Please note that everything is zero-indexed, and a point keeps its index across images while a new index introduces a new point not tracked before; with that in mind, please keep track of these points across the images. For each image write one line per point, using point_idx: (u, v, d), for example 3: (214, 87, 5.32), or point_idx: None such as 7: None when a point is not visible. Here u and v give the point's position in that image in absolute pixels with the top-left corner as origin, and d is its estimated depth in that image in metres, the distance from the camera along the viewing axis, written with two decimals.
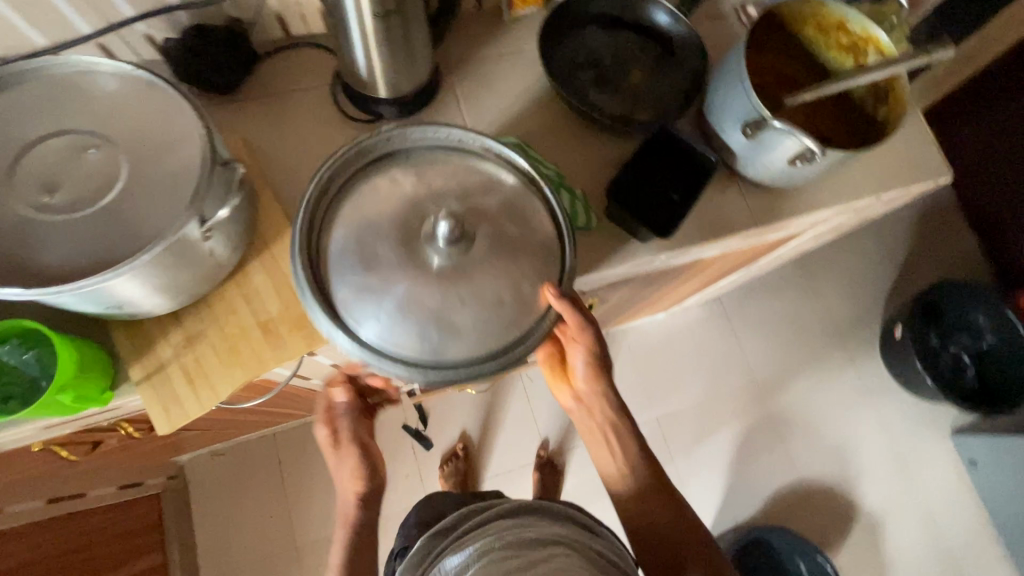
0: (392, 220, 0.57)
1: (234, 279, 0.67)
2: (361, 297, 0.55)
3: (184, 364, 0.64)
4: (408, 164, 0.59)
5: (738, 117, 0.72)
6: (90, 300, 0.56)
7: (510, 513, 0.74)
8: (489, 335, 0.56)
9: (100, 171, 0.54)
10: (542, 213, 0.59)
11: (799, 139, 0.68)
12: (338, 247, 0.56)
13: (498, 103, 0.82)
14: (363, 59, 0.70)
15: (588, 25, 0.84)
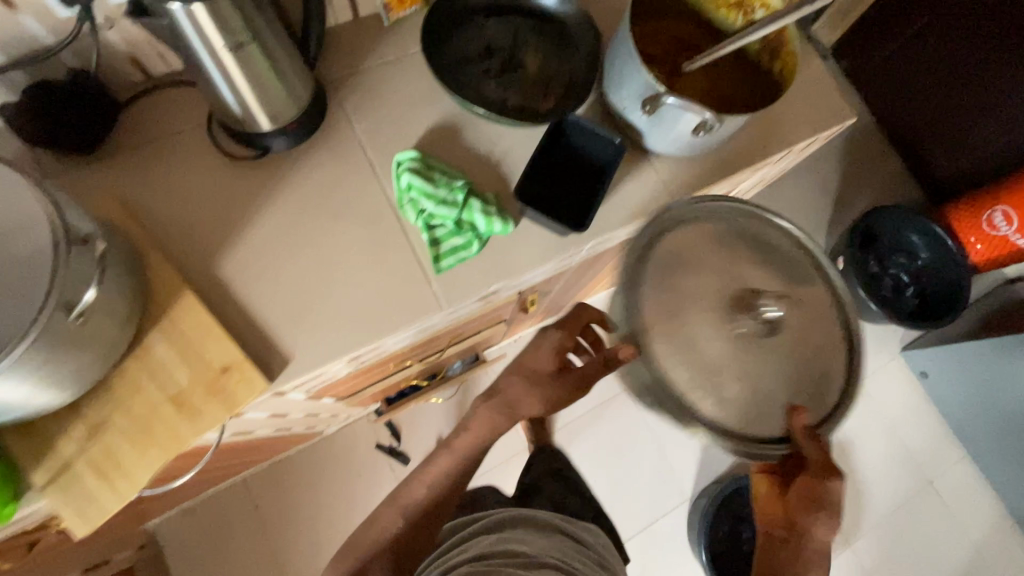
0: (699, 291, 0.66)
1: (132, 356, 0.62)
2: (673, 319, 0.65)
3: (92, 456, 0.59)
4: (753, 242, 0.68)
5: (636, 95, 0.70)
6: None
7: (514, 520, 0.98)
8: (731, 405, 0.64)
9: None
10: (809, 353, 0.67)
11: (696, 113, 0.66)
12: (663, 269, 0.67)
13: (393, 114, 0.78)
14: (229, 96, 0.64)
15: (474, 18, 0.80)
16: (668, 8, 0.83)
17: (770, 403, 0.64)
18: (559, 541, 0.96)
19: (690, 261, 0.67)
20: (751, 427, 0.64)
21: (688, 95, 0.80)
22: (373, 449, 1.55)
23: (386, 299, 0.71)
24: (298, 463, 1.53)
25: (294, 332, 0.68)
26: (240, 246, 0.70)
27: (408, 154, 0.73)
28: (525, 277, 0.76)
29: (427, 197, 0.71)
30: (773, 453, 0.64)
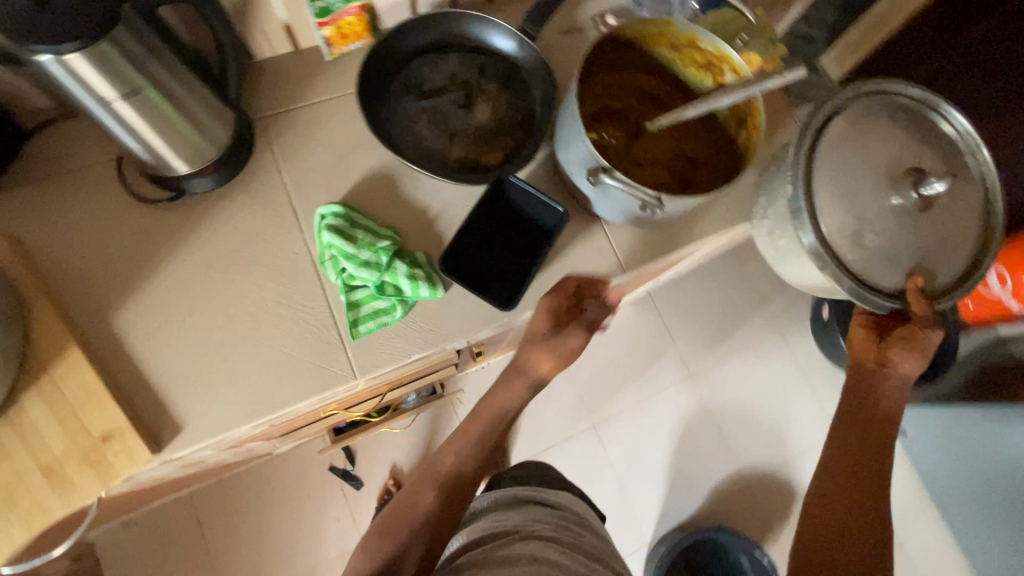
0: (867, 157, 0.63)
1: (7, 417, 0.58)
2: (838, 184, 0.62)
3: None
4: (919, 125, 0.65)
5: (581, 163, 0.65)
6: None
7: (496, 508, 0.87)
8: (876, 264, 0.62)
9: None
10: (956, 225, 0.64)
11: (637, 193, 0.62)
12: (838, 137, 0.63)
13: (326, 158, 0.72)
14: (130, 142, 0.59)
15: (422, 59, 0.74)
16: (631, 60, 0.77)
17: (897, 261, 0.62)
18: (539, 515, 0.84)
19: (868, 132, 0.64)
20: (878, 279, 0.62)
21: (649, 158, 0.74)
22: (324, 471, 1.50)
23: (296, 366, 0.66)
24: (245, 481, 1.48)
25: (191, 399, 0.63)
26: (142, 298, 0.65)
27: (331, 208, 0.68)
28: (452, 345, 0.70)
29: (346, 258, 0.65)
30: (886, 304, 0.62)
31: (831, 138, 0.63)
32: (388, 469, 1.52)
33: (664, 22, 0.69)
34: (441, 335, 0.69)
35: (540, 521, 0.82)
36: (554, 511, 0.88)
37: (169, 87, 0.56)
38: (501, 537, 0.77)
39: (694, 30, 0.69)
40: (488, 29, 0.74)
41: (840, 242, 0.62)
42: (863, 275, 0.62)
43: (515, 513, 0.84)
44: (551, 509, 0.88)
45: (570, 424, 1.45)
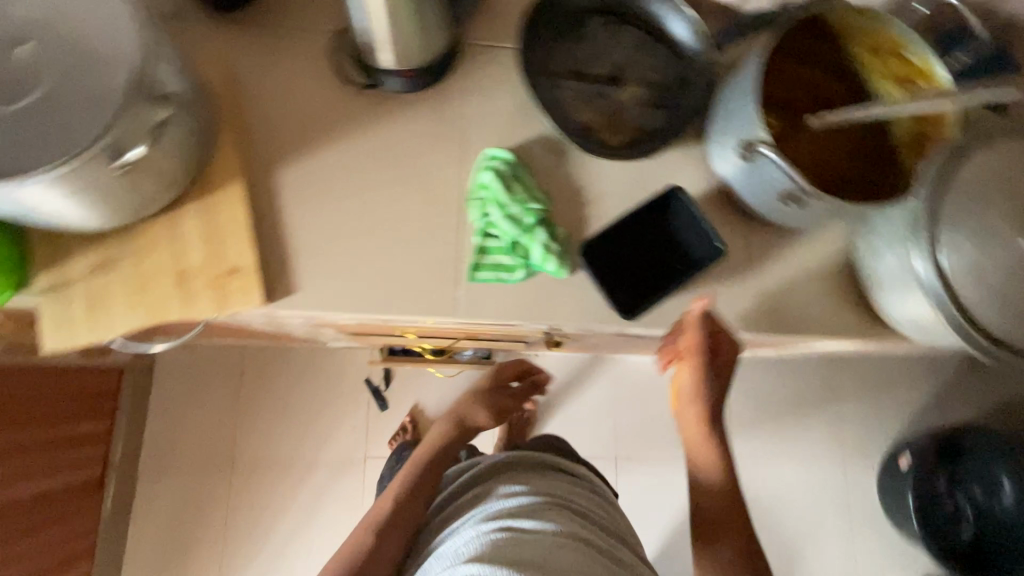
0: (1007, 194, 0.58)
1: (166, 216, 0.64)
2: (969, 215, 0.57)
3: (91, 287, 0.61)
4: None
5: (737, 136, 0.63)
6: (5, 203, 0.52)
7: (522, 465, 0.87)
8: (985, 307, 0.57)
9: (18, 77, 0.50)
10: None
11: (788, 175, 0.59)
12: (979, 168, 0.58)
13: (511, 103, 0.73)
14: (359, 19, 0.62)
15: (587, 18, 0.73)
16: (820, 54, 0.71)
17: (1012, 307, 0.57)
18: (560, 482, 0.84)
19: (1013, 167, 0.58)
20: (986, 323, 0.57)
21: (798, 158, 0.68)
22: (359, 382, 1.58)
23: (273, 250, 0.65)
24: (291, 358, 1.58)
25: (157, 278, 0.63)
26: (306, 162, 0.68)
27: (501, 153, 0.69)
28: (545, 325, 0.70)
29: (499, 205, 0.66)
30: (984, 347, 0.57)
31: (984, 164, 0.58)
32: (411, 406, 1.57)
33: (876, 14, 0.66)
34: (544, 310, 0.68)
35: (564, 490, 0.82)
36: (571, 479, 0.88)
37: None
38: (535, 500, 0.75)
39: (910, 32, 0.66)
40: (666, 12, 0.72)
41: (957, 275, 0.57)
42: (970, 313, 0.57)
43: (538, 478, 0.83)
44: (570, 477, 0.88)
45: (599, 445, 1.42)
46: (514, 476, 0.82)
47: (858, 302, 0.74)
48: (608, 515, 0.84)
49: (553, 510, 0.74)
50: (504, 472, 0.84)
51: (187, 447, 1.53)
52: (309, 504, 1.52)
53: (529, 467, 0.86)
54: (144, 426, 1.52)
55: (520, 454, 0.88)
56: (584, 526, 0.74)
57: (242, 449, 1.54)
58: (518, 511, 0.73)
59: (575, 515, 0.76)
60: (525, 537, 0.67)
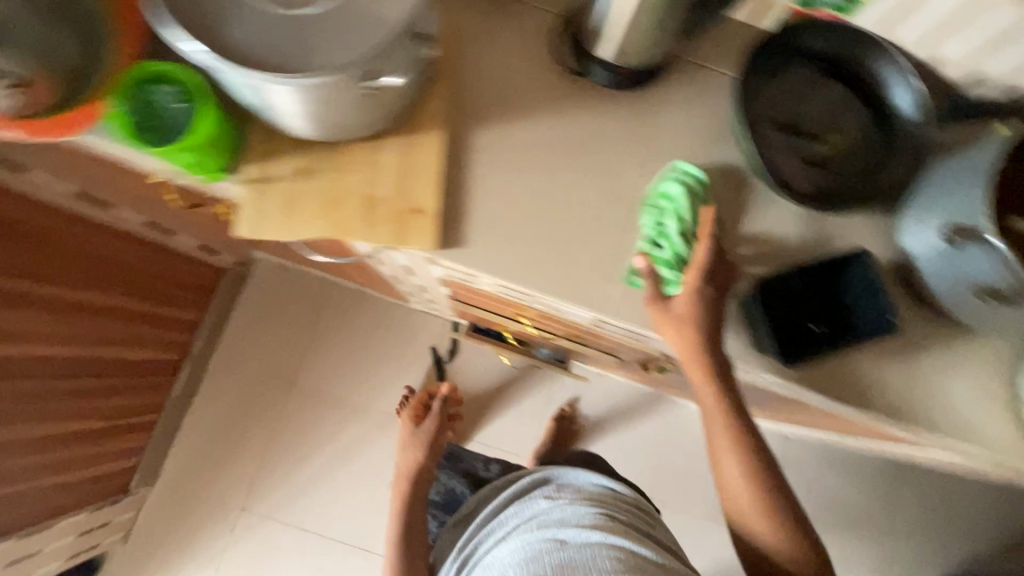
0: None
1: (369, 144, 0.67)
2: None
3: (291, 189, 0.65)
4: None
5: (948, 215, 0.62)
6: (250, 92, 0.57)
7: (557, 483, 1.02)
8: None
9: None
10: None
11: (1005, 266, 0.57)
12: None
13: (707, 125, 0.73)
14: (605, 5, 0.63)
15: (807, 62, 0.72)
16: None
17: None
18: (601, 500, 0.98)
19: None
20: None
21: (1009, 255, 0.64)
22: (427, 346, 1.64)
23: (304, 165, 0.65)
24: (372, 307, 1.65)
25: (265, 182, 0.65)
26: (502, 129, 0.70)
27: (693, 171, 0.69)
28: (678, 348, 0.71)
29: (679, 222, 0.66)
30: None
31: None
32: (469, 383, 1.63)
33: None
34: None
35: (600, 502, 0.97)
36: (616, 497, 1.00)
37: None
38: (573, 513, 0.91)
39: None
40: (892, 76, 0.70)
41: None
42: None
43: (575, 495, 0.98)
44: (602, 487, 1.02)
45: None
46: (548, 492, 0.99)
47: (1000, 403, 0.70)
48: (650, 531, 0.96)
49: (590, 523, 0.89)
50: (546, 486, 1.01)
51: (257, 359, 1.61)
52: (350, 445, 1.58)
53: (560, 484, 1.02)
54: (225, 328, 1.61)
55: (551, 473, 1.04)
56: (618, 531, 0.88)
57: (304, 376, 1.61)
58: (553, 522, 0.90)
59: (615, 529, 0.90)
60: (558, 545, 0.84)
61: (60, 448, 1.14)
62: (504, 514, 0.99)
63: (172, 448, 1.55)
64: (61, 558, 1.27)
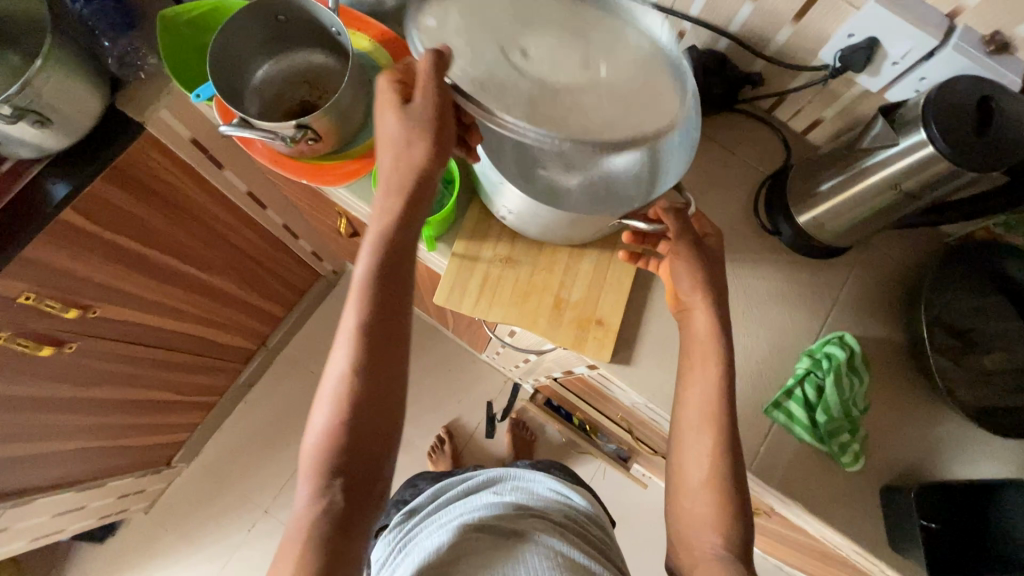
0: None
1: (570, 249, 0.71)
2: None
3: (490, 271, 0.69)
4: None
5: None
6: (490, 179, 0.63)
7: (510, 481, 0.94)
8: None
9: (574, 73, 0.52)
10: None
11: None
12: None
13: (880, 307, 0.75)
14: (825, 186, 0.67)
15: (1002, 271, 0.71)
16: None
17: None
18: (553, 504, 0.88)
19: None
20: None
21: None
22: (483, 400, 1.64)
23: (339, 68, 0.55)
24: (442, 347, 1.68)
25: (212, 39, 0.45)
26: None
27: (845, 338, 0.71)
28: (806, 515, 0.71)
29: (838, 378, 0.67)
30: None
31: None
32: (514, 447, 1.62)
33: None
34: (822, 507, 0.69)
35: (548, 505, 0.88)
36: (571, 507, 0.90)
37: (915, 199, 0.61)
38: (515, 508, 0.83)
39: None
40: None
41: None
42: None
43: (525, 495, 0.89)
44: (557, 493, 0.92)
45: None
46: (498, 490, 0.90)
47: None
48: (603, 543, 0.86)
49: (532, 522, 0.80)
50: (496, 484, 0.93)
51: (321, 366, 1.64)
52: None
53: (515, 485, 0.93)
54: (300, 328, 1.65)
55: (507, 472, 0.96)
56: (564, 536, 0.79)
57: None
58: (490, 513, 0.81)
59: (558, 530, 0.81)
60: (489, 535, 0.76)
61: (139, 414, 1.17)
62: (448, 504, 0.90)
63: (217, 430, 1.57)
64: (94, 516, 1.28)
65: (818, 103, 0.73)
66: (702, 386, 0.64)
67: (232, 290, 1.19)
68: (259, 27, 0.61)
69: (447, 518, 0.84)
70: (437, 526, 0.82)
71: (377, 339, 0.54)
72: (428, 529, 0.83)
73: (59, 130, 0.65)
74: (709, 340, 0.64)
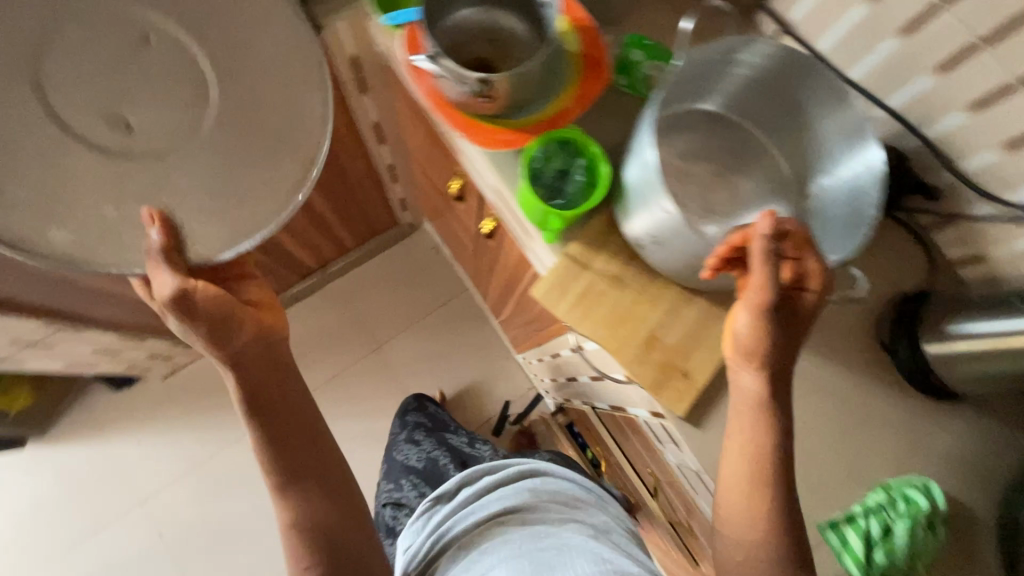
0: None
1: (680, 291, 0.68)
2: None
3: (596, 284, 0.67)
4: None
5: None
6: (636, 189, 0.59)
7: (540, 482, 0.94)
8: None
9: (152, 119, 0.60)
10: None
11: None
12: None
13: (976, 469, 0.69)
14: (970, 326, 0.64)
15: None
16: None
17: None
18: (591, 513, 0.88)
19: None
20: None
21: None
22: (502, 397, 1.64)
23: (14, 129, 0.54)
24: (482, 333, 1.68)
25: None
26: (794, 352, 0.70)
27: (932, 490, 0.65)
28: None
29: (910, 527, 0.62)
30: None
31: None
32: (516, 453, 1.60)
33: None
34: None
35: (586, 512, 0.88)
36: (612, 520, 0.90)
37: None
38: (554, 519, 0.84)
39: None
40: None
41: None
42: None
43: (561, 503, 0.89)
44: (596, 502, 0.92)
45: None
46: (532, 488, 0.92)
47: None
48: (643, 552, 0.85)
49: (573, 533, 0.80)
50: (532, 484, 0.93)
51: (365, 307, 1.67)
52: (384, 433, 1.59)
53: (548, 484, 0.94)
54: (359, 264, 1.68)
55: (531, 470, 0.97)
56: (606, 546, 0.79)
57: (391, 348, 1.65)
58: (526, 526, 0.83)
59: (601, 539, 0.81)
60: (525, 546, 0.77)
61: None
62: (483, 498, 0.92)
63: None
64: (123, 364, 1.34)
65: (990, 238, 0.68)
66: (738, 451, 0.62)
67: (321, 207, 1.22)
68: None
69: (481, 518, 0.88)
70: (474, 524, 0.87)
71: (291, 428, 0.71)
72: (466, 527, 0.88)
73: None
74: (755, 404, 0.62)
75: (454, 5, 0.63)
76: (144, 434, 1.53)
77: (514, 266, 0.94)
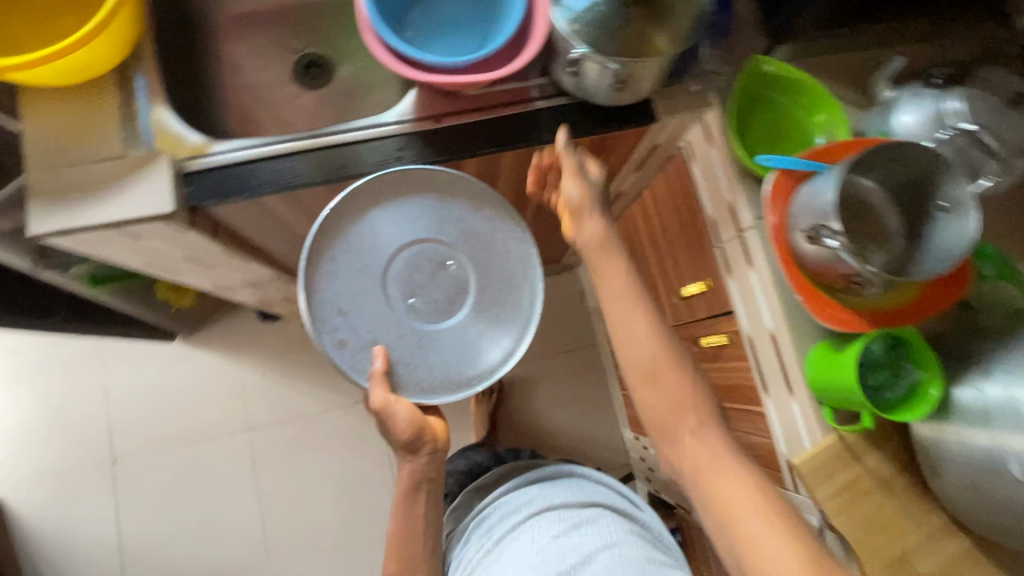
0: None
1: (943, 520, 0.65)
2: None
3: (860, 480, 0.66)
4: None
5: None
6: (977, 410, 0.57)
7: (561, 474, 0.91)
8: None
9: (427, 298, 0.74)
10: None
11: None
12: None
13: None
14: None
15: None
16: None
17: None
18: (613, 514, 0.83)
19: None
20: None
21: None
22: (597, 464, 1.61)
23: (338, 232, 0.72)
24: (597, 392, 1.67)
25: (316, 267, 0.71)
26: None
27: None
28: None
29: None
30: None
31: None
32: None
33: None
34: None
35: (609, 510, 0.83)
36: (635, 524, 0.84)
37: None
38: (573, 513, 0.81)
39: None
40: None
41: None
42: None
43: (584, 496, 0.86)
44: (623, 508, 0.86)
45: None
46: (559, 484, 0.88)
47: None
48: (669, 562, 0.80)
49: (591, 531, 0.77)
50: (555, 477, 0.90)
51: None
52: None
53: (576, 480, 0.90)
54: None
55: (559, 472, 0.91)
56: (624, 548, 0.75)
57: (509, 374, 1.67)
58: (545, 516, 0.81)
59: (621, 542, 0.77)
60: (542, 540, 0.76)
61: None
62: (509, 486, 0.90)
63: None
64: (289, 308, 1.42)
65: None
66: None
67: None
68: (901, 168, 0.59)
69: (506, 507, 0.85)
70: (499, 512, 0.85)
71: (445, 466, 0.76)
72: (496, 513, 0.86)
73: (621, 94, 0.71)
74: (600, 246, 0.67)
75: (858, 173, 0.60)
76: (268, 369, 1.61)
77: (722, 387, 0.92)
